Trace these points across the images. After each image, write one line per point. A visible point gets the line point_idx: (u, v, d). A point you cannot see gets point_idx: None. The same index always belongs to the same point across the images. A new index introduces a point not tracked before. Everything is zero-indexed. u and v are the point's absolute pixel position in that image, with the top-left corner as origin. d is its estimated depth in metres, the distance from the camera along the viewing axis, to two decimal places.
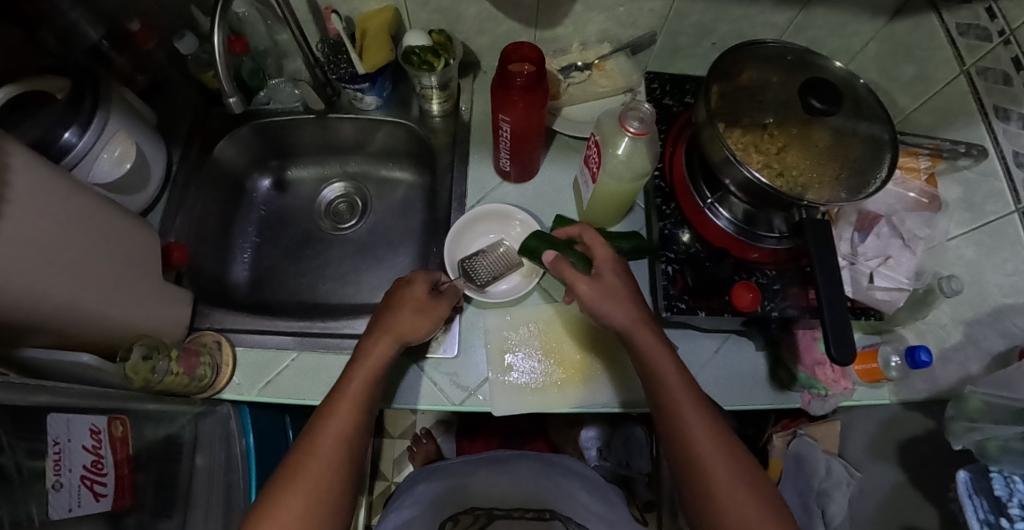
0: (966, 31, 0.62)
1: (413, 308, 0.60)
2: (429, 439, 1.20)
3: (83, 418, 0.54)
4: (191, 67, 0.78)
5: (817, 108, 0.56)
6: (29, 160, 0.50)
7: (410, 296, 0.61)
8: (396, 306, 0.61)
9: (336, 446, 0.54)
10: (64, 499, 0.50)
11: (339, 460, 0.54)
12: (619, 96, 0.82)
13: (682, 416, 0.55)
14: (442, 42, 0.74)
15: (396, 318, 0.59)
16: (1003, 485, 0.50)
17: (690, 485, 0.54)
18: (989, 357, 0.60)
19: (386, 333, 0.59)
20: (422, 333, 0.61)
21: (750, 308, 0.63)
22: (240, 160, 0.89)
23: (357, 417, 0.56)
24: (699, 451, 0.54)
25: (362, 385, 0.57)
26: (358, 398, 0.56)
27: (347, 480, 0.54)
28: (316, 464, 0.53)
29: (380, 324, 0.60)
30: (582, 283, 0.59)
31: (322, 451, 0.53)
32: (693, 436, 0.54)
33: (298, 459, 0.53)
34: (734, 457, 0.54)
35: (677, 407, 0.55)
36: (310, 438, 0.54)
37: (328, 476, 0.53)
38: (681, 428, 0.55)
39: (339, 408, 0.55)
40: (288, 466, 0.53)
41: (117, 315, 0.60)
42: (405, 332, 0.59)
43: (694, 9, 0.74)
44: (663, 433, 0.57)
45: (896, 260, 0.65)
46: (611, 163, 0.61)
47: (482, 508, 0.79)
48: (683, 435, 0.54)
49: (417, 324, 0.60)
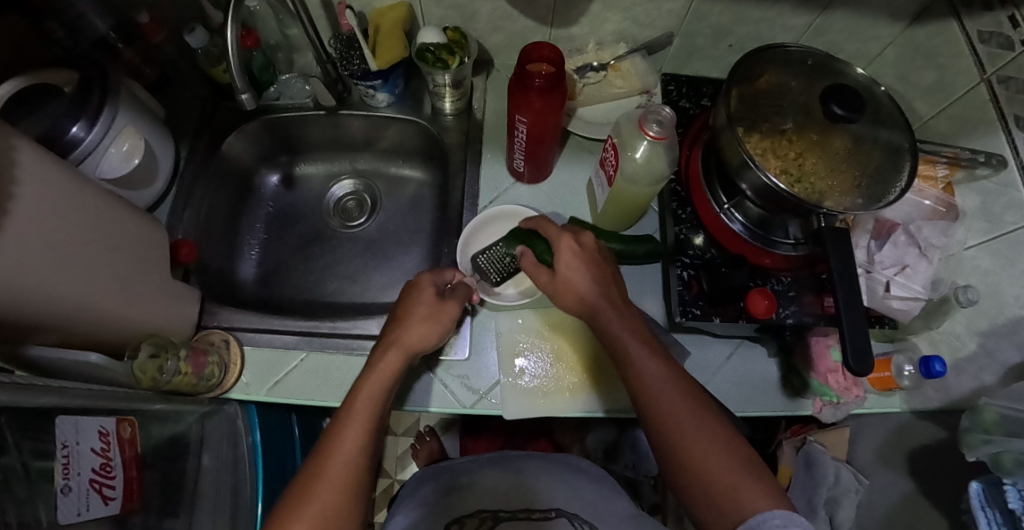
0: (989, 39, 0.61)
1: (423, 316, 0.60)
2: (433, 437, 1.17)
3: (91, 420, 0.54)
4: (200, 61, 0.77)
5: (839, 115, 0.55)
6: (35, 156, 0.49)
7: (417, 304, 0.61)
8: (404, 317, 0.60)
9: (347, 465, 0.52)
10: (73, 503, 0.49)
11: (350, 482, 0.52)
12: (634, 98, 0.80)
13: (659, 403, 0.51)
14: (456, 39, 0.73)
15: (405, 328, 0.59)
16: (1017, 498, 0.50)
17: (694, 493, 0.49)
18: (1004, 369, 0.60)
19: (394, 346, 0.58)
20: (432, 340, 0.60)
21: (766, 315, 0.62)
22: (248, 155, 0.88)
23: (367, 435, 0.54)
24: (694, 451, 0.48)
25: (370, 403, 0.55)
26: (371, 415, 0.55)
27: (361, 497, 0.53)
28: (328, 486, 0.51)
29: (389, 336, 0.59)
30: (543, 274, 0.57)
31: (331, 473, 0.51)
32: (681, 433, 0.49)
33: (307, 482, 0.51)
34: (735, 451, 0.48)
35: (658, 404, 0.50)
36: (317, 460, 0.52)
37: (340, 497, 0.51)
38: (667, 426, 0.50)
39: (347, 431, 0.53)
40: (295, 490, 0.52)
41: (125, 314, 0.59)
42: (415, 343, 0.59)
43: (713, 11, 0.73)
44: (651, 437, 0.52)
45: (912, 270, 0.64)
46: (629, 166, 0.60)
47: (488, 510, 0.69)
48: (671, 436, 0.50)
49: (426, 332, 0.59)
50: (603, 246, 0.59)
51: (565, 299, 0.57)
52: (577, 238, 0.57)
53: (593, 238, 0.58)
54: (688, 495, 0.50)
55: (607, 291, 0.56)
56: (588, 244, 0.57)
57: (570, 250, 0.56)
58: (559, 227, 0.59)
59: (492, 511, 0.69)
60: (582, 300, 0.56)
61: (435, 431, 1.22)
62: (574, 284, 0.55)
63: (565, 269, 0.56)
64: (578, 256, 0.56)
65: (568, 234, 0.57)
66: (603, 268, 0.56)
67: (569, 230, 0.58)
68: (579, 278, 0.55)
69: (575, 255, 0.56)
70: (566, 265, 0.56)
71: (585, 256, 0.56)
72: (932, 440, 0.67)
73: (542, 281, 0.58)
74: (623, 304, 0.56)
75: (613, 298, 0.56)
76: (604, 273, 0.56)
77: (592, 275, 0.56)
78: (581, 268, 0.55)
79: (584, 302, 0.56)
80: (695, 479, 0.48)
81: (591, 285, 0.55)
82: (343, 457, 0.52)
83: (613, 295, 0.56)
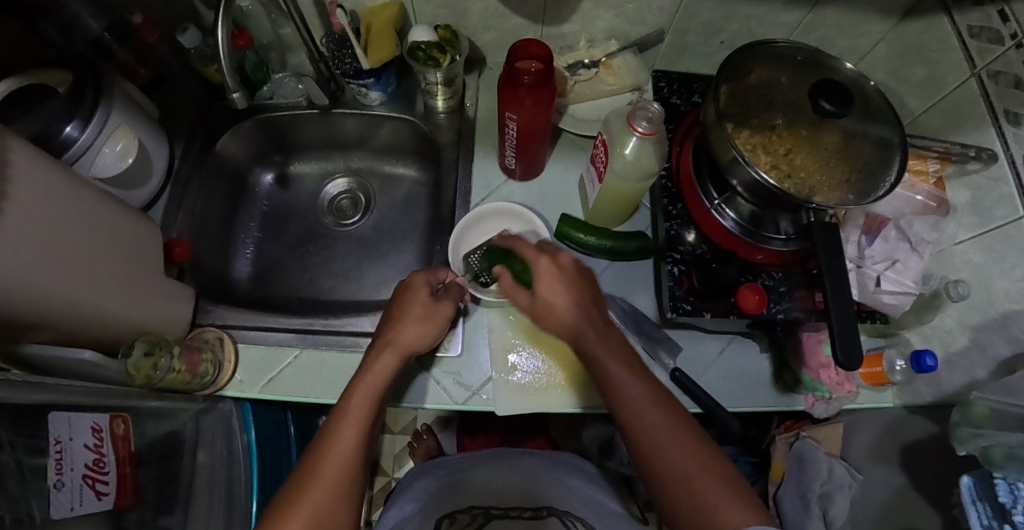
0: (978, 34, 0.61)
1: (418, 317, 0.59)
2: (430, 435, 1.19)
3: (84, 416, 0.54)
4: (193, 61, 0.78)
5: (828, 110, 0.55)
6: (28, 155, 0.49)
7: (413, 304, 0.60)
8: (399, 317, 0.59)
9: (340, 467, 0.52)
10: (66, 499, 0.49)
11: (344, 483, 0.52)
12: (624, 95, 0.81)
13: (643, 413, 0.50)
14: (448, 37, 0.73)
15: (399, 330, 0.58)
16: (1006, 492, 0.51)
17: (670, 498, 0.49)
18: (995, 363, 0.60)
19: (389, 346, 0.57)
20: (427, 342, 0.59)
21: (756, 310, 0.63)
22: (243, 154, 0.88)
23: (363, 435, 0.54)
24: (672, 459, 0.49)
25: (365, 402, 0.55)
26: (366, 414, 0.54)
27: (354, 498, 0.53)
28: (321, 488, 0.51)
29: (383, 336, 0.58)
30: (522, 295, 0.56)
31: (325, 474, 0.51)
32: (662, 447, 0.49)
33: (300, 486, 0.51)
34: (714, 466, 0.48)
35: (640, 419, 0.50)
36: (312, 460, 0.52)
37: (333, 498, 0.51)
38: (648, 439, 0.49)
39: (343, 431, 0.53)
40: (288, 491, 0.51)
41: (118, 312, 0.59)
42: (410, 344, 0.58)
43: (703, 7, 0.73)
44: (631, 442, 0.51)
45: (903, 264, 0.64)
46: (618, 162, 0.61)
47: (480, 507, 0.74)
48: (652, 449, 0.49)
49: (422, 333, 0.59)
50: (583, 264, 0.57)
51: (547, 323, 0.55)
52: (554, 257, 0.55)
53: (571, 256, 0.57)
54: (663, 501, 0.50)
55: (588, 311, 0.54)
56: (568, 264, 0.55)
57: (548, 270, 0.54)
58: (536, 248, 0.56)
59: (484, 508, 0.74)
60: (563, 323, 0.53)
61: (432, 429, 1.23)
62: (553, 307, 0.53)
63: (542, 290, 0.53)
64: (557, 277, 0.54)
65: (546, 254, 0.55)
66: (584, 284, 0.55)
67: (547, 251, 0.56)
68: (558, 299, 0.53)
69: (553, 276, 0.54)
70: (546, 288, 0.53)
71: (564, 276, 0.54)
72: (925, 435, 0.67)
73: (523, 304, 0.56)
74: (602, 322, 0.54)
75: (593, 318, 0.54)
76: (584, 292, 0.54)
77: (572, 295, 0.53)
78: (560, 289, 0.53)
79: (566, 324, 0.53)
80: (672, 492, 0.49)
81: (570, 308, 0.53)
82: (338, 457, 0.52)
83: (594, 314, 0.54)
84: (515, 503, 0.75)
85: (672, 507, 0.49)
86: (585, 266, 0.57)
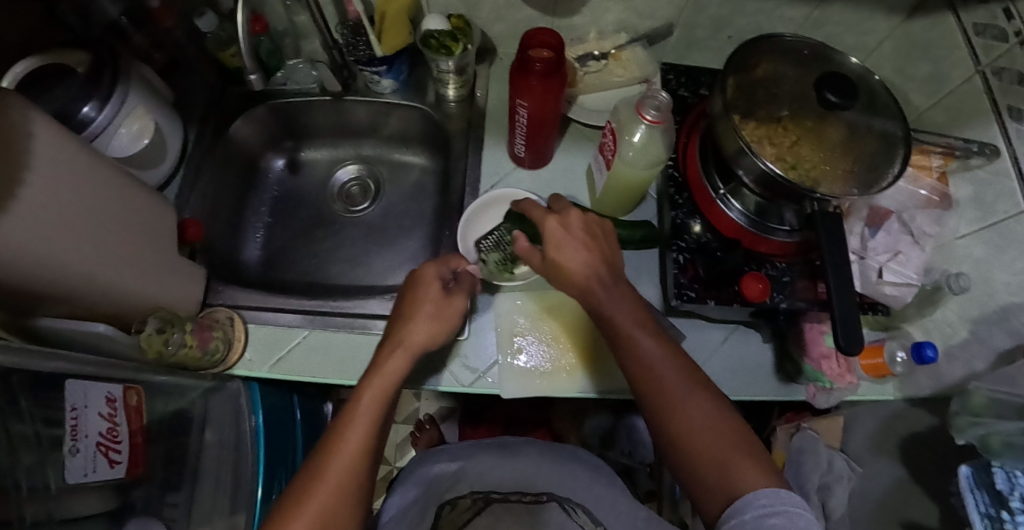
0: (983, 31, 0.62)
1: (430, 314, 0.58)
2: (432, 426, 1.21)
3: (99, 386, 0.55)
4: (210, 46, 0.79)
5: (834, 102, 0.56)
6: (50, 128, 0.51)
7: (424, 300, 0.59)
8: (410, 314, 0.58)
9: (345, 469, 0.50)
10: (81, 463, 0.51)
11: (353, 479, 0.50)
12: (634, 86, 0.82)
13: (669, 404, 0.49)
14: (461, 26, 0.75)
15: (409, 328, 0.57)
16: (1004, 479, 0.51)
17: (703, 488, 0.49)
18: (994, 355, 0.61)
19: (401, 345, 0.56)
20: (439, 339, 0.59)
21: (759, 298, 0.63)
22: (255, 139, 0.89)
23: (369, 435, 0.52)
24: (695, 452, 0.49)
25: (373, 401, 0.53)
26: (374, 415, 0.53)
27: (362, 494, 0.51)
28: (325, 487, 0.49)
29: (395, 336, 0.57)
30: (536, 257, 0.56)
31: (333, 470, 0.50)
32: (680, 434, 0.49)
33: (305, 484, 0.50)
34: (744, 445, 0.48)
35: (661, 405, 0.50)
36: (318, 461, 0.51)
37: (339, 499, 0.49)
38: (671, 430, 0.49)
39: (349, 429, 0.52)
40: (292, 493, 0.50)
41: (133, 287, 0.61)
42: (421, 343, 0.57)
43: (712, 1, 0.74)
44: (657, 433, 0.51)
45: (905, 256, 0.66)
46: (627, 151, 0.62)
47: (480, 492, 0.75)
48: (673, 437, 0.49)
49: (433, 331, 0.58)
50: (593, 218, 0.56)
51: (565, 284, 0.55)
52: (563, 216, 0.55)
53: (581, 213, 0.56)
54: (696, 488, 0.49)
55: (604, 270, 0.53)
56: (577, 223, 0.55)
57: (557, 229, 0.54)
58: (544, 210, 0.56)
59: (484, 493, 0.75)
60: (578, 283, 0.54)
61: (435, 419, 1.25)
62: (567, 268, 0.53)
63: (554, 252, 0.54)
64: (567, 237, 0.54)
65: (553, 215, 0.55)
66: (600, 245, 0.55)
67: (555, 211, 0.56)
68: (573, 262, 0.53)
69: (562, 236, 0.54)
70: (557, 246, 0.54)
71: (574, 237, 0.54)
72: (924, 428, 0.68)
73: (539, 264, 0.57)
74: (618, 285, 0.54)
75: (606, 280, 0.53)
76: (599, 251, 0.54)
77: (583, 254, 0.53)
78: (574, 249, 0.53)
79: (583, 283, 0.53)
80: (694, 479, 0.49)
81: (583, 268, 0.53)
82: (345, 460, 0.50)
83: (608, 277, 0.54)
84: (516, 487, 0.75)
85: (702, 492, 0.49)
86: (597, 221, 0.56)
